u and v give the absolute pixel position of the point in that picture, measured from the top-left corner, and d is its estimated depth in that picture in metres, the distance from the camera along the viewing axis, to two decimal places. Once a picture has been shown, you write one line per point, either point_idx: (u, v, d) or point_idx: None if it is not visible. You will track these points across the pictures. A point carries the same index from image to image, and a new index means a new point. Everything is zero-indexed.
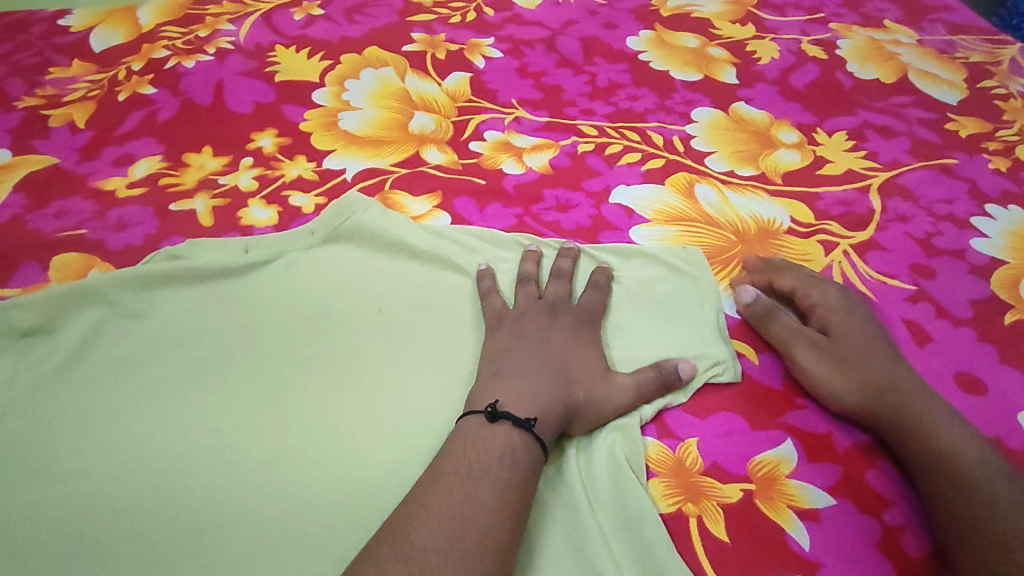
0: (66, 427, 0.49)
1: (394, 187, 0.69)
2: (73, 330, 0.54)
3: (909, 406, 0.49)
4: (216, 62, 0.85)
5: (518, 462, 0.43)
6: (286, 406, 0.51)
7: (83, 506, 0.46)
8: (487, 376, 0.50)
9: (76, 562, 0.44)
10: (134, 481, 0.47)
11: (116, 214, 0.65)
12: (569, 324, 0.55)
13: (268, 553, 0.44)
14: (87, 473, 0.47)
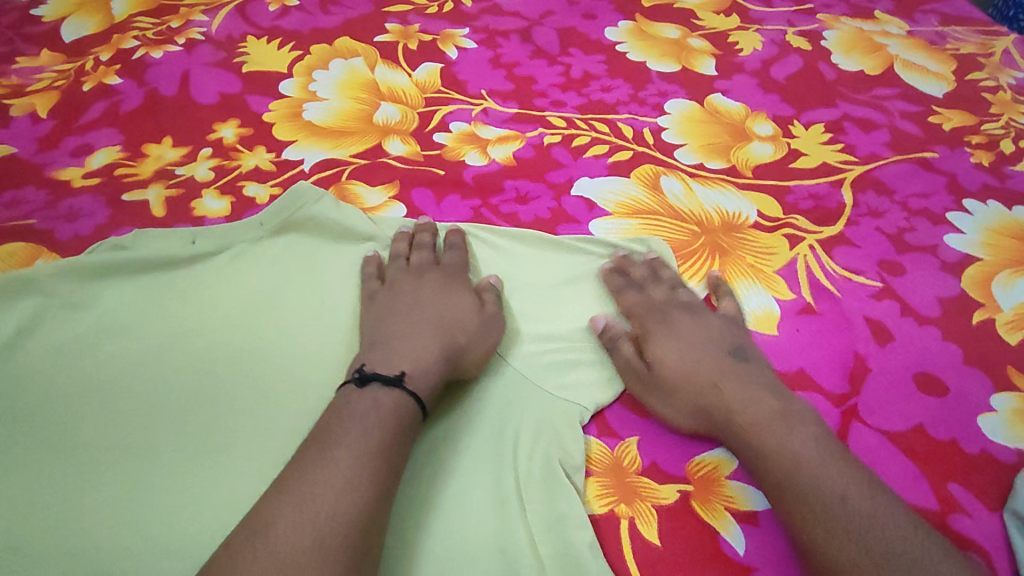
0: None
1: (352, 178, 0.68)
2: (9, 320, 0.53)
3: (740, 408, 0.47)
4: (184, 52, 0.84)
5: (382, 421, 0.44)
6: (221, 403, 0.50)
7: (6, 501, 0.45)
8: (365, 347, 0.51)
9: None
10: (64, 477, 0.46)
11: (68, 204, 0.64)
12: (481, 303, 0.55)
13: (183, 552, 0.43)
14: (13, 466, 0.46)
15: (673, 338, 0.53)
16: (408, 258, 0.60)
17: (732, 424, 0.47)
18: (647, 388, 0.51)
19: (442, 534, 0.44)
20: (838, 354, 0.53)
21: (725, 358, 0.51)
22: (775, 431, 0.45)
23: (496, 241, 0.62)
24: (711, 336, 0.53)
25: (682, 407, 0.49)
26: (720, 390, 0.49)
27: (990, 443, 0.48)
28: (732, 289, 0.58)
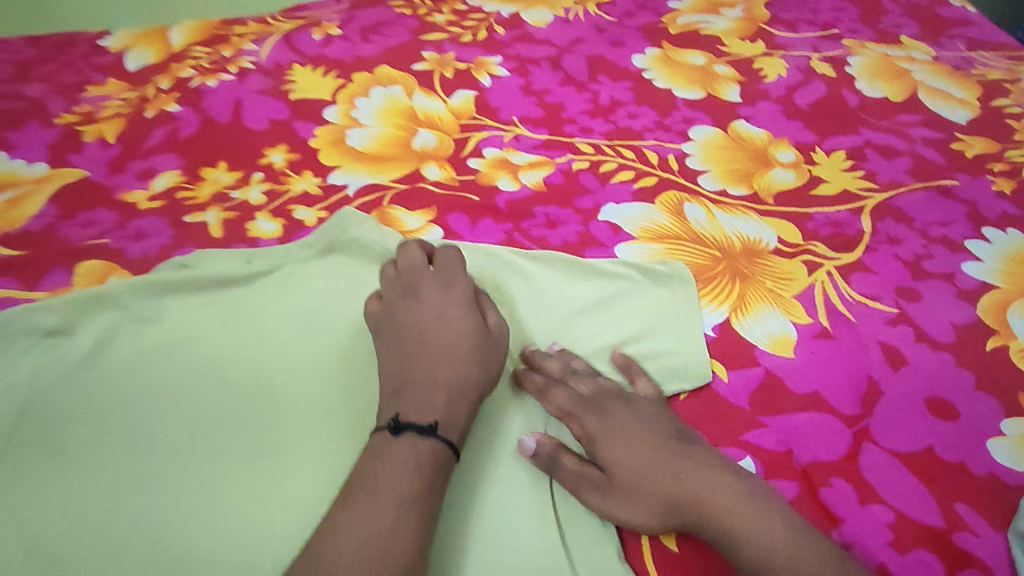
0: (76, 423, 0.54)
1: (393, 203, 0.72)
2: (89, 333, 0.58)
3: (699, 499, 0.47)
4: (236, 80, 0.90)
5: (422, 466, 0.47)
6: (277, 410, 0.56)
7: (93, 495, 0.51)
8: (390, 395, 0.52)
9: (85, 544, 0.49)
10: (145, 476, 0.52)
11: (136, 225, 0.69)
12: (491, 333, 0.56)
13: (248, 543, 0.49)
14: (98, 464, 0.52)
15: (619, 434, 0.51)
16: (399, 265, 0.60)
17: (699, 520, 0.47)
18: (612, 499, 0.49)
19: (483, 539, 0.49)
20: (853, 377, 0.55)
21: (671, 447, 0.50)
22: (745, 524, 0.45)
23: (521, 265, 0.64)
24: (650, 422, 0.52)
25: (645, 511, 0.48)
26: (679, 486, 0.48)
27: (998, 466, 0.50)
28: (752, 313, 0.60)
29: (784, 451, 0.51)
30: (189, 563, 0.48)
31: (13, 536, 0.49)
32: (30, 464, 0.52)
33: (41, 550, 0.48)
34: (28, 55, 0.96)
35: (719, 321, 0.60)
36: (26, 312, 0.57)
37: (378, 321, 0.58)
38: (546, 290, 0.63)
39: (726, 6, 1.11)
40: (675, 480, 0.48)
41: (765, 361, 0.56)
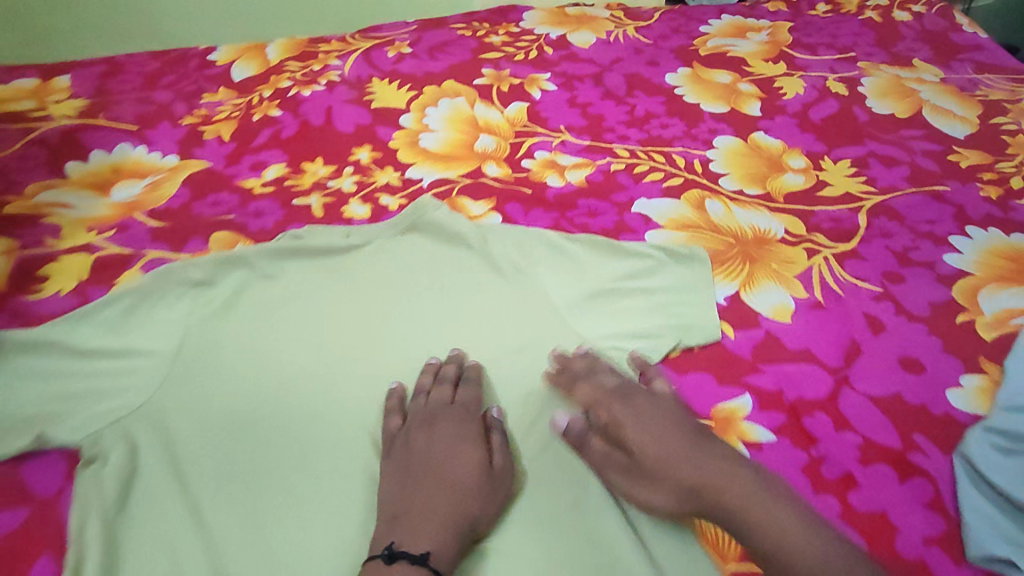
0: (220, 349, 0.69)
1: (460, 193, 0.87)
2: (227, 285, 0.74)
3: (717, 488, 0.54)
4: (326, 90, 1.05)
5: None
6: (375, 347, 0.70)
7: (237, 399, 0.65)
8: (386, 519, 0.55)
9: (231, 433, 0.62)
10: (275, 387, 0.66)
11: (254, 205, 0.85)
12: (500, 469, 0.59)
13: (363, 438, 0.63)
14: (237, 377, 0.67)
15: (646, 429, 0.59)
16: (429, 392, 0.65)
17: (711, 505, 0.54)
18: (644, 487, 0.57)
19: (534, 446, 0.62)
20: (839, 340, 0.68)
21: (690, 442, 0.58)
22: (757, 507, 0.53)
23: (563, 245, 0.78)
24: (664, 422, 0.60)
25: (663, 493, 0.56)
26: (692, 470, 0.56)
27: (953, 408, 0.62)
28: (758, 288, 0.73)
29: (778, 390, 0.64)
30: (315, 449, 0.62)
31: (178, 424, 0.62)
32: (186, 373, 0.66)
33: (200, 434, 0.62)
34: (150, 67, 1.13)
35: (729, 292, 0.73)
36: (180, 266, 0.73)
37: (393, 439, 0.62)
38: (587, 267, 0.76)
39: (752, 32, 1.24)
40: (693, 470, 0.56)
41: (765, 324, 0.69)
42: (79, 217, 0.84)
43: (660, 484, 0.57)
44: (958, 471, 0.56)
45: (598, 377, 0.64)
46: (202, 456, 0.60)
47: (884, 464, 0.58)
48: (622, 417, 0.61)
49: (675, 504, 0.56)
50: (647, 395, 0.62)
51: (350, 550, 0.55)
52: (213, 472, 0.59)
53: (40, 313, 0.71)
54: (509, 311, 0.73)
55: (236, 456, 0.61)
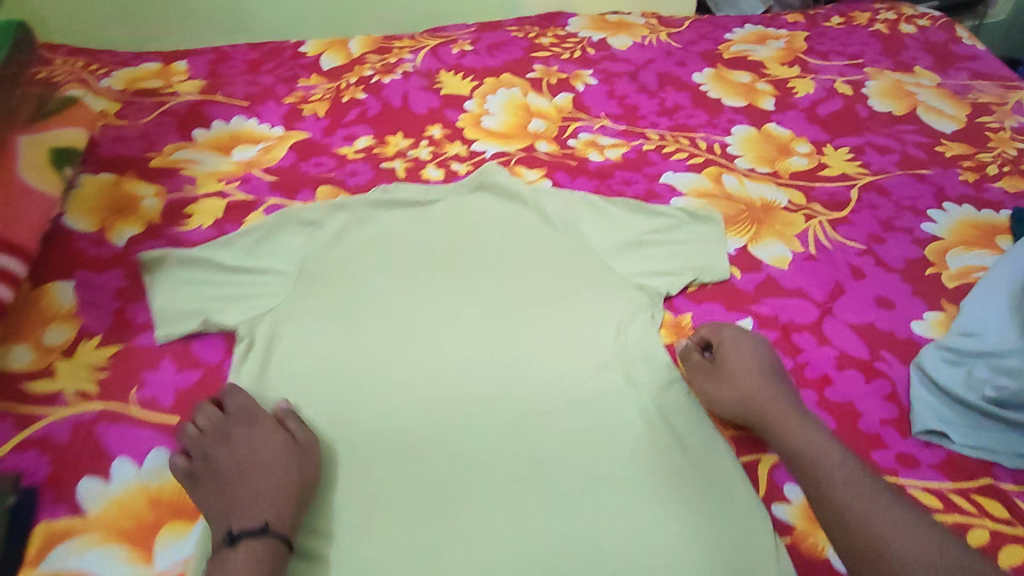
0: (330, 272, 0.86)
1: (518, 163, 1.05)
2: (333, 225, 0.91)
3: (772, 415, 0.68)
4: (403, 78, 1.23)
5: (262, 560, 0.58)
6: (452, 276, 0.87)
7: (347, 309, 0.82)
8: (221, 523, 0.62)
9: (344, 333, 0.79)
10: (376, 302, 0.83)
11: (349, 167, 1.04)
12: (305, 461, 0.66)
13: (445, 340, 0.79)
14: (346, 294, 0.83)
15: (740, 359, 0.73)
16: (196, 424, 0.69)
17: (765, 419, 0.68)
18: (718, 391, 0.73)
19: (579, 350, 0.78)
20: (826, 282, 0.84)
21: (775, 383, 0.70)
22: (802, 439, 0.65)
23: (600, 206, 0.93)
24: (764, 363, 0.72)
25: (730, 405, 0.71)
26: (759, 397, 0.69)
27: (913, 334, 0.79)
28: (762, 243, 0.90)
29: (773, 315, 0.81)
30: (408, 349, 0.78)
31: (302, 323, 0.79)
32: (307, 287, 0.83)
33: (319, 333, 0.79)
34: (253, 56, 1.31)
35: (738, 245, 0.89)
36: (297, 210, 0.91)
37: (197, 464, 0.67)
38: (621, 223, 0.91)
39: (771, 39, 1.40)
40: (769, 396, 0.69)
41: (766, 270, 0.86)
42: (208, 170, 1.02)
43: (732, 392, 0.71)
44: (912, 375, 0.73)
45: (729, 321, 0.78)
46: (323, 348, 0.78)
47: (854, 369, 0.75)
48: (728, 344, 0.75)
49: (735, 410, 0.71)
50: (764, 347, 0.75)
51: (435, 417, 0.73)
52: (332, 359, 0.77)
53: (189, 240, 0.91)
54: (558, 250, 0.89)
55: (347, 349, 0.78)
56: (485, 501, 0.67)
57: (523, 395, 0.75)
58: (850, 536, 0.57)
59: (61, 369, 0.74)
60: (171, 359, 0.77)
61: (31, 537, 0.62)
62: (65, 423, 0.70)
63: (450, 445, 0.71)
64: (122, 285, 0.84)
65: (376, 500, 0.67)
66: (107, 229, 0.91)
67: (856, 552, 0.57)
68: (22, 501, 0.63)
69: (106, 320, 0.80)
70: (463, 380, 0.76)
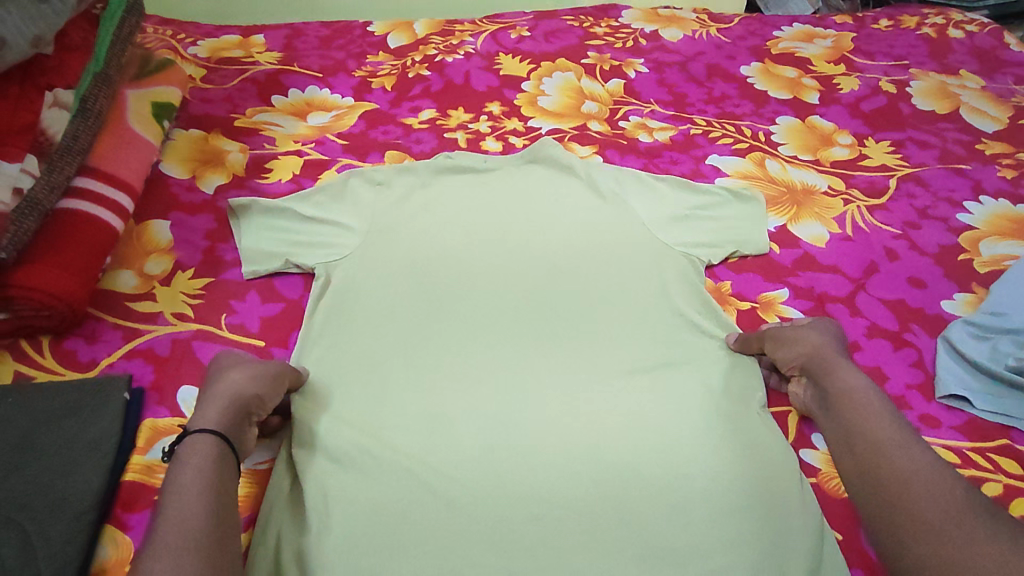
0: (398, 230, 0.90)
1: (571, 140, 1.11)
2: (399, 186, 0.95)
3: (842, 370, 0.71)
4: (465, 59, 1.31)
5: (205, 455, 0.59)
6: (510, 240, 0.91)
7: (413, 266, 0.87)
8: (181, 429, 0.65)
9: (411, 285, 0.85)
10: (441, 260, 0.88)
11: (415, 136, 1.12)
12: (252, 381, 0.68)
13: (503, 294, 0.85)
14: (412, 252, 0.88)
15: (817, 329, 0.77)
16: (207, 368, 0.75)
17: (832, 373, 0.71)
18: (792, 338, 0.76)
19: (626, 313, 0.83)
20: (861, 261, 0.89)
21: (845, 353, 0.74)
22: (865, 396, 0.68)
23: (647, 180, 0.96)
24: (838, 341, 0.77)
25: (792, 356, 0.75)
26: (831, 356, 0.73)
27: (943, 312, 0.83)
28: (801, 222, 0.95)
29: (809, 288, 0.87)
30: (468, 302, 0.84)
31: (371, 274, 0.85)
32: (377, 242, 0.88)
33: (389, 281, 0.85)
34: (326, 33, 1.40)
35: (778, 224, 0.95)
36: (368, 169, 0.95)
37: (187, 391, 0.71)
38: (668, 197, 0.94)
39: (819, 38, 1.45)
40: (840, 357, 0.73)
41: (805, 247, 0.91)
42: (287, 132, 1.11)
43: (804, 343, 0.75)
44: (940, 349, 0.78)
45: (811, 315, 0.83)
46: (391, 298, 0.83)
47: (884, 338, 0.80)
48: (808, 321, 0.79)
49: (805, 360, 0.74)
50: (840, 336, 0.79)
51: (494, 354, 0.79)
52: (398, 308, 0.83)
53: (271, 191, 0.99)
54: (607, 217, 0.93)
55: (412, 301, 0.84)
56: (537, 430, 0.73)
57: (572, 342, 0.81)
58: (878, 474, 0.61)
59: (160, 294, 0.83)
60: (256, 293, 0.85)
61: (139, 430, 0.69)
62: (165, 337, 0.78)
63: (508, 379, 0.77)
64: (210, 226, 0.92)
65: (437, 424, 0.73)
66: (198, 176, 1.00)
67: (884, 488, 0.60)
68: (133, 399, 0.71)
69: (197, 254, 0.88)
70: (518, 329, 0.82)
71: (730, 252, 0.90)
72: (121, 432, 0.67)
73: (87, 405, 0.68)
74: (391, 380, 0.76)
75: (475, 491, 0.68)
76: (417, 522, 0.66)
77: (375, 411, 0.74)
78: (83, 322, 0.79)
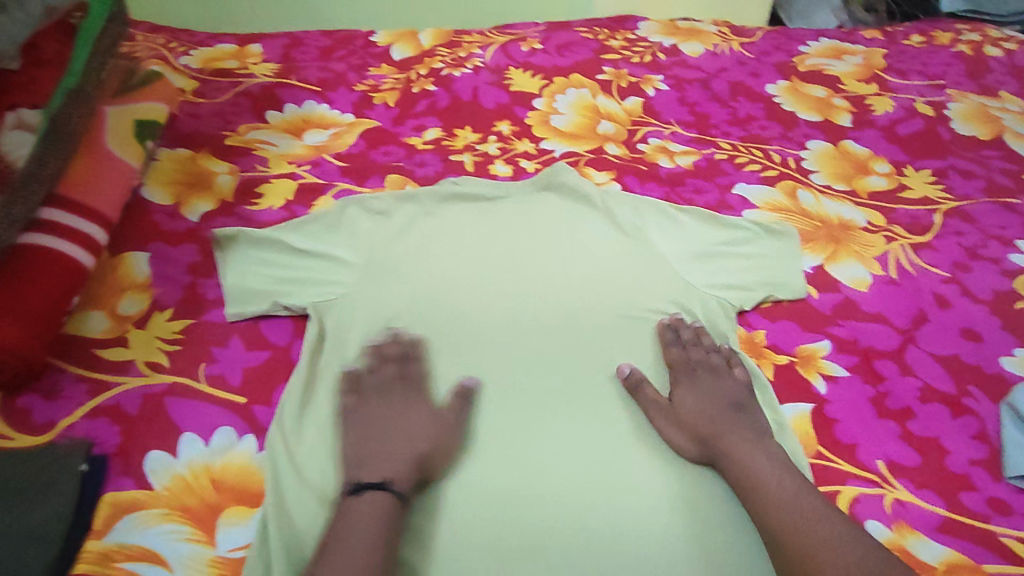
0: (401, 268, 0.81)
1: (587, 164, 1.03)
2: (400, 217, 0.87)
3: (736, 453, 0.65)
4: (473, 73, 1.23)
5: (379, 515, 0.58)
6: (521, 279, 0.82)
7: (418, 310, 0.78)
8: (353, 466, 0.64)
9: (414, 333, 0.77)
10: (450, 301, 0.80)
11: (419, 157, 1.04)
12: (449, 444, 0.67)
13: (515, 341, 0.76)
14: (415, 292, 0.80)
15: (691, 393, 0.71)
16: (375, 370, 0.71)
17: (724, 457, 0.66)
18: (673, 423, 0.69)
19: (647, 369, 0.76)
20: (909, 308, 0.81)
21: (735, 420, 0.68)
22: (759, 472, 0.63)
23: (671, 214, 0.88)
24: (713, 399, 0.70)
25: (683, 441, 0.68)
26: (720, 431, 0.67)
27: (1003, 370, 0.76)
28: (839, 261, 0.87)
29: (852, 339, 0.78)
30: (475, 349, 0.76)
31: (370, 320, 0.77)
32: (378, 280, 0.80)
33: (389, 327, 0.77)
34: (326, 42, 1.32)
35: (814, 263, 0.86)
36: (367, 198, 0.88)
37: (349, 408, 0.69)
38: (693, 232, 0.86)
39: (848, 55, 1.36)
40: (737, 435, 0.67)
41: (844, 292, 0.83)
42: (281, 152, 1.03)
43: (692, 425, 0.69)
44: (1004, 414, 0.70)
45: (691, 349, 0.75)
46: None
47: (939, 402, 0.72)
48: (684, 380, 0.72)
49: (697, 444, 0.68)
50: (723, 384, 0.72)
51: (504, 414, 0.70)
52: None
53: (260, 220, 0.91)
54: (627, 254, 0.84)
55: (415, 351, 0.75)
56: (552, 505, 0.64)
57: (591, 399, 0.72)
58: (784, 557, 0.58)
59: (135, 339, 0.75)
60: (240, 337, 0.77)
61: (97, 507, 0.62)
62: (136, 392, 0.70)
63: (520, 444, 0.68)
64: (193, 260, 0.84)
65: (440, 500, 0.65)
66: (182, 203, 0.92)
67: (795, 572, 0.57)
68: (92, 470, 0.63)
69: (178, 292, 0.80)
70: (530, 382, 0.73)
71: (763, 296, 0.82)
72: (73, 513, 0.60)
73: (37, 480, 0.60)
74: None
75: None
76: None
77: None
78: (45, 374, 0.71)
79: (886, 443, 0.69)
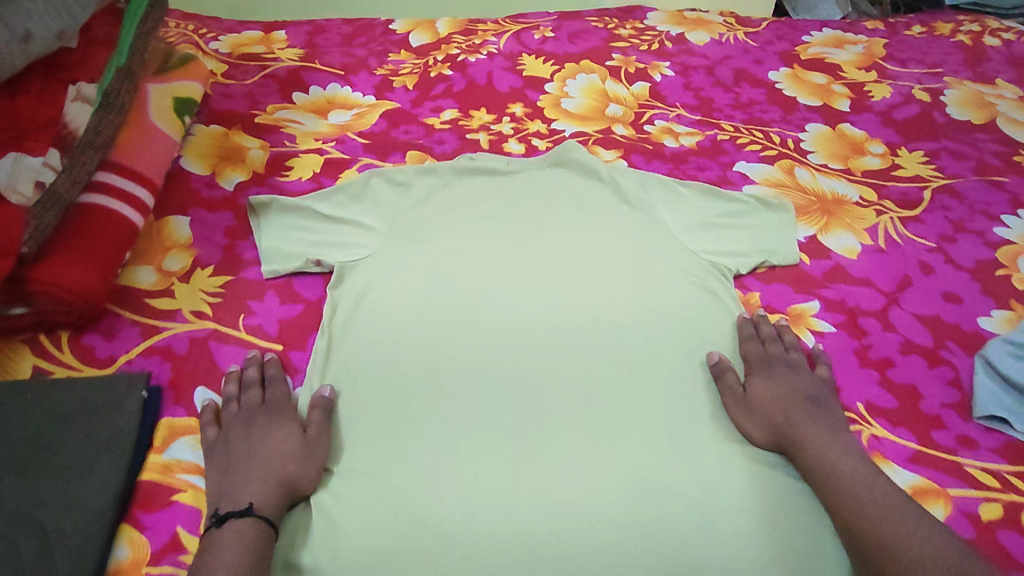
0: (421, 232, 0.88)
1: (595, 143, 1.10)
2: (421, 187, 0.93)
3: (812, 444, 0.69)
4: (487, 59, 1.29)
5: (248, 543, 0.60)
6: (532, 244, 0.88)
7: (436, 269, 0.85)
8: (215, 499, 0.64)
9: (432, 290, 0.83)
10: (466, 260, 0.86)
11: (437, 136, 1.11)
12: (313, 463, 0.68)
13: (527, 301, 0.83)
14: (433, 253, 0.86)
15: (768, 385, 0.75)
16: (238, 399, 0.72)
17: (800, 447, 0.69)
18: (752, 415, 0.73)
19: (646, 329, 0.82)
20: (895, 273, 0.87)
21: (811, 412, 0.72)
22: (836, 462, 0.67)
23: (673, 187, 0.93)
24: (790, 392, 0.74)
25: (762, 433, 0.72)
26: (795, 421, 0.71)
27: (981, 329, 0.81)
28: (831, 232, 0.92)
29: (840, 300, 0.84)
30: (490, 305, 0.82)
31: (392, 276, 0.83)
32: (400, 242, 0.86)
33: (410, 283, 0.83)
34: (347, 30, 1.38)
35: (807, 234, 0.92)
36: (388, 170, 0.93)
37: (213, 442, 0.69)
38: (693, 204, 0.91)
39: (849, 44, 1.41)
40: (813, 428, 0.70)
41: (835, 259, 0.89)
42: (308, 130, 1.10)
43: (770, 416, 0.72)
44: (978, 365, 0.76)
45: (767, 344, 0.79)
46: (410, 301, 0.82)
47: (919, 355, 0.78)
48: (761, 373, 0.76)
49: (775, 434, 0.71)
50: (799, 377, 0.76)
51: (515, 363, 0.77)
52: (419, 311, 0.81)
53: (290, 190, 0.98)
54: (631, 222, 0.90)
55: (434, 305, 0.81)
56: (561, 442, 0.71)
57: (597, 351, 0.78)
58: (864, 546, 0.61)
59: (180, 291, 0.82)
60: (274, 293, 0.84)
61: (156, 428, 0.70)
62: (183, 336, 0.78)
63: (531, 390, 0.75)
64: (230, 222, 0.91)
65: (457, 434, 0.71)
66: (218, 173, 0.99)
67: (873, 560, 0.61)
68: (151, 397, 0.71)
69: (217, 252, 0.87)
70: (540, 337, 0.80)
71: (757, 263, 0.87)
72: (137, 431, 0.68)
73: (106, 401, 0.69)
74: (411, 389, 0.75)
75: (497, 501, 0.66)
76: (439, 528, 0.64)
77: (397, 419, 0.73)
78: (102, 318, 0.78)
79: (867, 388, 0.76)
